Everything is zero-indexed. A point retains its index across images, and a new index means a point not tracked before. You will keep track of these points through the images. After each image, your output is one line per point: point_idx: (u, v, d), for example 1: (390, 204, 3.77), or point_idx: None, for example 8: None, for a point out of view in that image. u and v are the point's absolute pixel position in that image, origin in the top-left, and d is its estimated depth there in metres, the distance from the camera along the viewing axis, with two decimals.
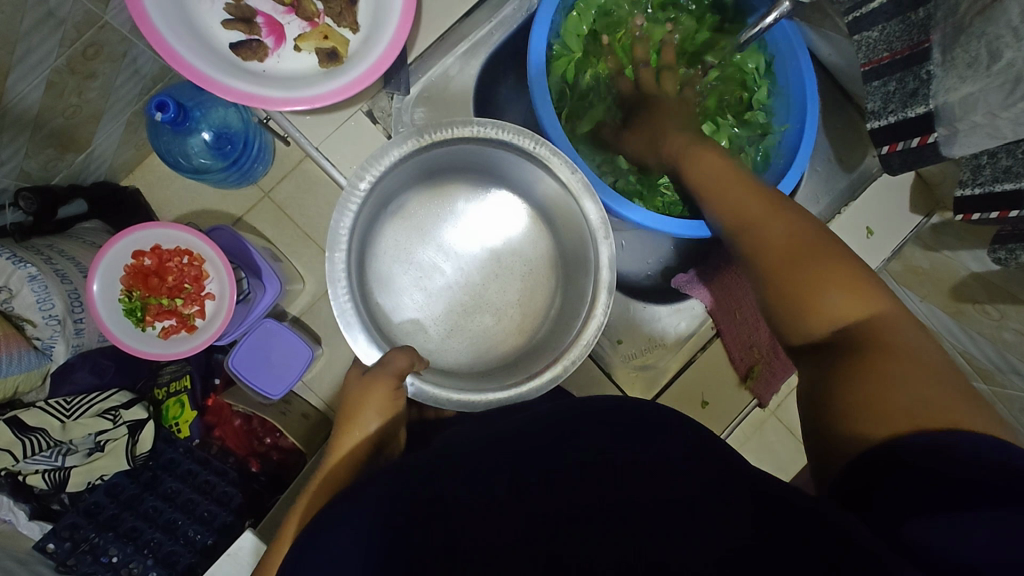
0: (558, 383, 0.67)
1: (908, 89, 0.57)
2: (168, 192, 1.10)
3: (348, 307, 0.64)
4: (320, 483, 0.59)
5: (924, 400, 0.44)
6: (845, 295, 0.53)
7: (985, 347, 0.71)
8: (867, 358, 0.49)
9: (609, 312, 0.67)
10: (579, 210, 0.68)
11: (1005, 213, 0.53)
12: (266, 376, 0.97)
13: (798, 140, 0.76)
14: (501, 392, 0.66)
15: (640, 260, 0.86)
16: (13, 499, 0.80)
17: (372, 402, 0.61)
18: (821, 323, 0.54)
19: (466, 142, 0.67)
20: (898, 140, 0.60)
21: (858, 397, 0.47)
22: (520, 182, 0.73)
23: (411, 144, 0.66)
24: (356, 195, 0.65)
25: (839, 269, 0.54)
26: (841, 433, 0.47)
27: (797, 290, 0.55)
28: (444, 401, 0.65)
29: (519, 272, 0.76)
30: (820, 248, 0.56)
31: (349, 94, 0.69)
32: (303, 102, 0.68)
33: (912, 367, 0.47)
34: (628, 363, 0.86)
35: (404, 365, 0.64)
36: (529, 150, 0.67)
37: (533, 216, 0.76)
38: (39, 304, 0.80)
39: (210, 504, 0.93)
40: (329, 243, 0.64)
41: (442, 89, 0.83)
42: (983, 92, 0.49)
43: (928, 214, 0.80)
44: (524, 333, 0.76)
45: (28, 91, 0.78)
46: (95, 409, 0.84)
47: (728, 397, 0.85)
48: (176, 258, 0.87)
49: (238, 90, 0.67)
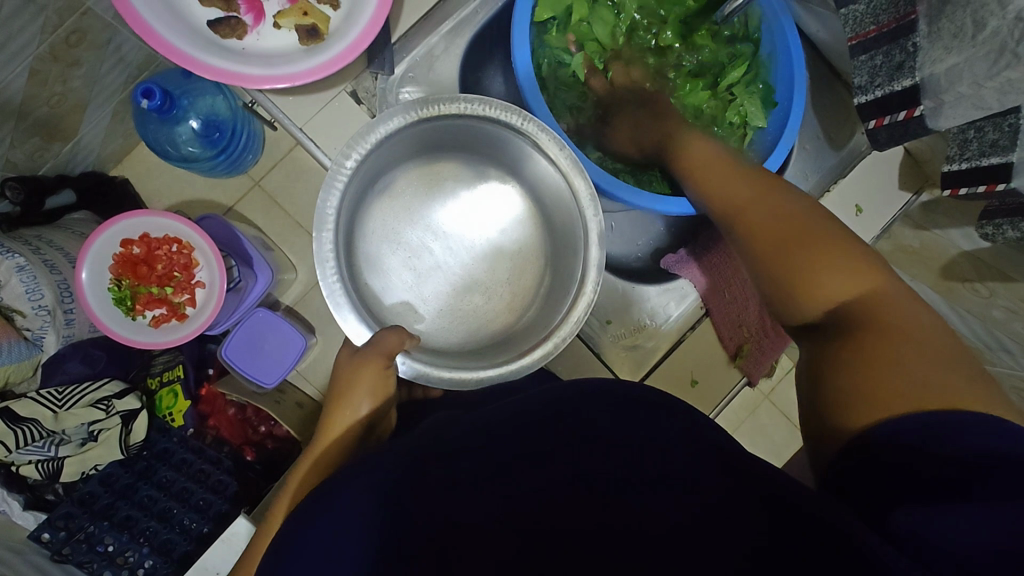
0: (549, 360, 0.67)
1: (894, 62, 0.56)
2: (157, 182, 1.09)
3: (337, 288, 0.64)
4: (311, 467, 0.60)
5: (923, 370, 0.44)
6: (844, 275, 0.52)
7: (973, 323, 0.69)
8: (858, 335, 0.48)
9: (599, 289, 0.67)
10: (569, 189, 0.68)
11: (992, 186, 0.53)
12: (259, 364, 0.97)
13: (787, 111, 0.76)
14: (491, 369, 0.66)
15: (629, 243, 0.89)
16: (7, 490, 0.79)
17: (363, 384, 0.63)
18: (816, 306, 0.53)
19: (453, 118, 0.67)
20: (885, 115, 0.60)
21: (848, 359, 0.48)
22: (509, 161, 0.73)
23: (398, 120, 0.65)
24: (343, 173, 0.64)
25: (828, 243, 0.54)
26: (830, 400, 0.48)
27: (794, 274, 0.54)
28: (436, 379, 0.65)
29: (508, 252, 0.76)
30: (811, 230, 0.56)
31: (332, 70, 0.68)
32: (283, 79, 0.67)
33: (902, 343, 0.46)
34: (616, 343, 0.86)
35: (395, 344, 0.63)
36: (517, 126, 0.66)
37: (521, 194, 0.75)
38: (28, 294, 0.80)
39: (205, 493, 0.93)
40: (316, 223, 0.63)
41: (427, 71, 0.83)
42: (968, 62, 0.48)
43: (917, 192, 0.81)
44: (514, 312, 0.76)
45: (12, 79, 0.78)
46: (87, 398, 0.85)
47: (718, 376, 0.85)
48: (164, 247, 0.86)
49: (217, 67, 0.66)
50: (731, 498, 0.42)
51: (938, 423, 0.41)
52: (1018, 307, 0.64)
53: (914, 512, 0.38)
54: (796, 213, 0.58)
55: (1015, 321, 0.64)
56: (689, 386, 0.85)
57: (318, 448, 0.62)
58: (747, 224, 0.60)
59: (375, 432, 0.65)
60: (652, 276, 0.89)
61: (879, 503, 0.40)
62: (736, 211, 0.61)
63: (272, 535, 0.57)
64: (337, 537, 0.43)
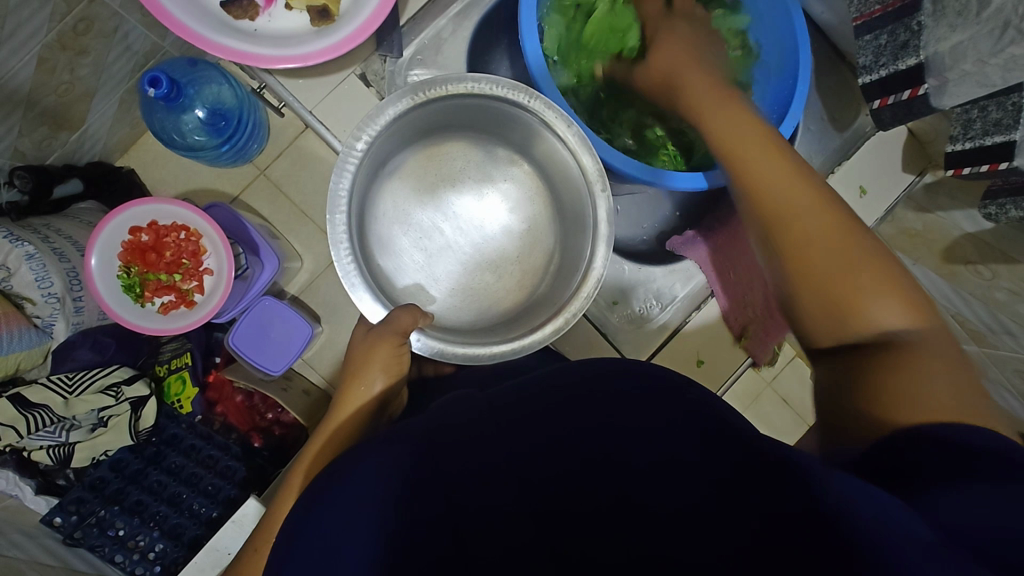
0: (561, 335, 0.68)
1: (899, 41, 0.58)
2: (163, 171, 1.10)
3: (351, 268, 0.64)
4: (328, 440, 0.61)
5: (950, 389, 0.45)
6: (885, 299, 0.51)
7: (980, 309, 0.72)
8: (898, 363, 0.48)
9: (608, 263, 0.67)
10: (576, 165, 0.68)
11: (995, 166, 0.53)
12: (268, 352, 0.98)
13: (792, 87, 0.76)
14: (504, 345, 0.66)
15: (634, 226, 0.90)
16: (20, 475, 0.81)
17: (377, 360, 0.63)
18: (858, 326, 0.52)
19: (462, 98, 0.67)
20: (890, 95, 0.61)
21: (881, 390, 0.47)
22: (517, 140, 0.74)
23: (407, 101, 0.65)
24: (353, 156, 0.64)
25: (873, 267, 0.53)
26: (866, 412, 0.48)
27: (837, 297, 0.53)
28: (450, 355, 0.65)
29: (516, 230, 0.77)
30: (860, 258, 0.53)
31: (343, 50, 0.68)
32: (296, 60, 0.68)
33: (936, 363, 0.47)
34: (624, 323, 0.87)
35: (408, 323, 0.64)
36: (525, 104, 0.66)
37: (529, 173, 0.76)
38: (38, 282, 0.81)
39: (214, 478, 0.95)
40: (329, 205, 0.64)
41: (435, 53, 0.83)
42: (973, 40, 0.50)
43: (920, 174, 0.81)
44: (524, 289, 0.77)
45: (20, 67, 0.78)
46: (97, 385, 0.85)
47: (724, 356, 0.86)
48: (172, 234, 0.87)
49: (228, 47, 0.67)
50: (748, 478, 0.42)
51: (976, 436, 0.40)
52: (1020, 288, 0.65)
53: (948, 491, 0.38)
54: (838, 227, 0.55)
55: (1018, 302, 0.65)
56: (695, 366, 0.86)
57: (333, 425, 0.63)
58: (795, 226, 0.55)
59: (386, 410, 0.66)
60: (655, 258, 0.89)
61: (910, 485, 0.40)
62: (789, 208, 0.56)
63: (289, 507, 0.58)
64: (354, 515, 0.43)
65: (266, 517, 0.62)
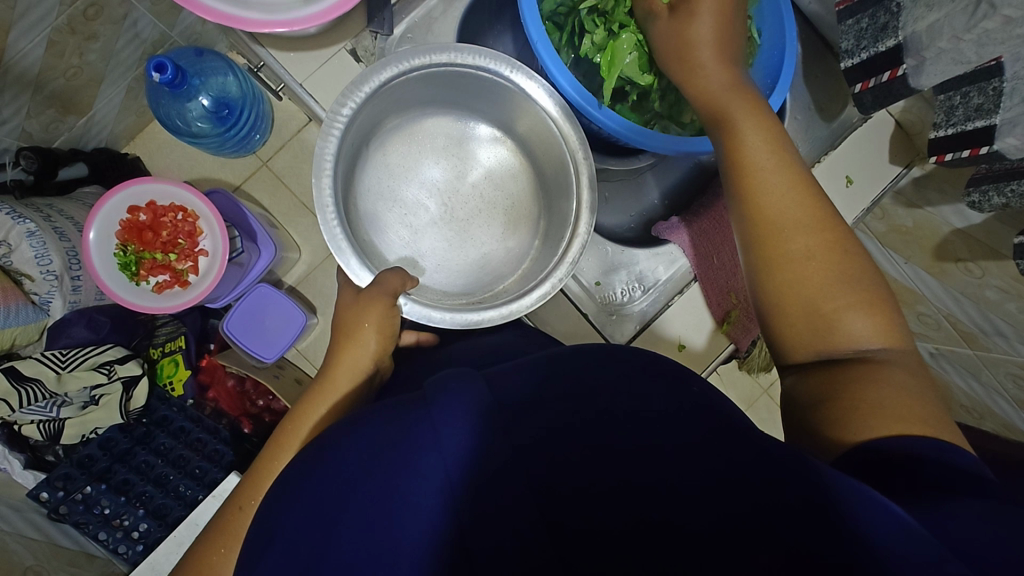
0: (546, 304, 0.68)
1: (879, 23, 0.60)
2: (168, 159, 1.12)
3: (338, 232, 0.65)
4: (330, 402, 0.62)
5: (899, 401, 0.45)
6: (868, 316, 0.51)
7: (971, 308, 0.75)
8: (873, 377, 0.48)
9: (592, 231, 0.68)
10: (558, 134, 0.69)
11: (976, 150, 0.54)
12: (259, 339, 0.98)
13: (779, 67, 0.71)
14: (493, 312, 0.67)
15: (622, 214, 0.92)
16: (9, 449, 0.81)
17: (371, 321, 0.63)
18: (838, 338, 0.51)
19: (446, 69, 0.67)
20: (870, 78, 0.63)
21: (845, 403, 0.47)
22: (500, 115, 0.76)
23: (392, 70, 0.66)
24: (338, 121, 0.65)
25: (859, 283, 0.53)
26: (834, 431, 0.46)
27: (818, 305, 0.52)
28: (437, 318, 0.66)
29: (500, 206, 0.79)
30: (843, 270, 0.53)
31: (331, 15, 0.70)
32: (283, 24, 0.69)
33: (905, 378, 0.47)
34: (602, 305, 0.86)
35: (397, 284, 0.65)
36: (507, 76, 0.67)
37: (512, 151, 0.79)
38: (37, 259, 0.82)
39: (202, 461, 0.93)
40: (314, 168, 0.64)
41: (425, 32, 0.86)
42: (948, 17, 0.51)
43: (907, 166, 0.79)
44: (509, 265, 0.78)
45: (29, 49, 0.80)
46: (90, 362, 0.85)
47: (705, 339, 0.83)
48: (170, 214, 0.88)
49: (217, 10, 0.68)
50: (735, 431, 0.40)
51: (921, 449, 0.40)
52: (1009, 287, 0.67)
53: (948, 501, 0.35)
54: (833, 246, 0.54)
55: (1007, 300, 0.68)
56: (676, 350, 0.83)
57: (328, 386, 0.63)
58: (776, 240, 0.55)
59: (376, 377, 0.67)
60: (643, 244, 0.90)
61: (906, 493, 0.37)
62: (779, 220, 0.55)
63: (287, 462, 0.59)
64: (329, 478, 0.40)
65: (257, 464, 0.63)
